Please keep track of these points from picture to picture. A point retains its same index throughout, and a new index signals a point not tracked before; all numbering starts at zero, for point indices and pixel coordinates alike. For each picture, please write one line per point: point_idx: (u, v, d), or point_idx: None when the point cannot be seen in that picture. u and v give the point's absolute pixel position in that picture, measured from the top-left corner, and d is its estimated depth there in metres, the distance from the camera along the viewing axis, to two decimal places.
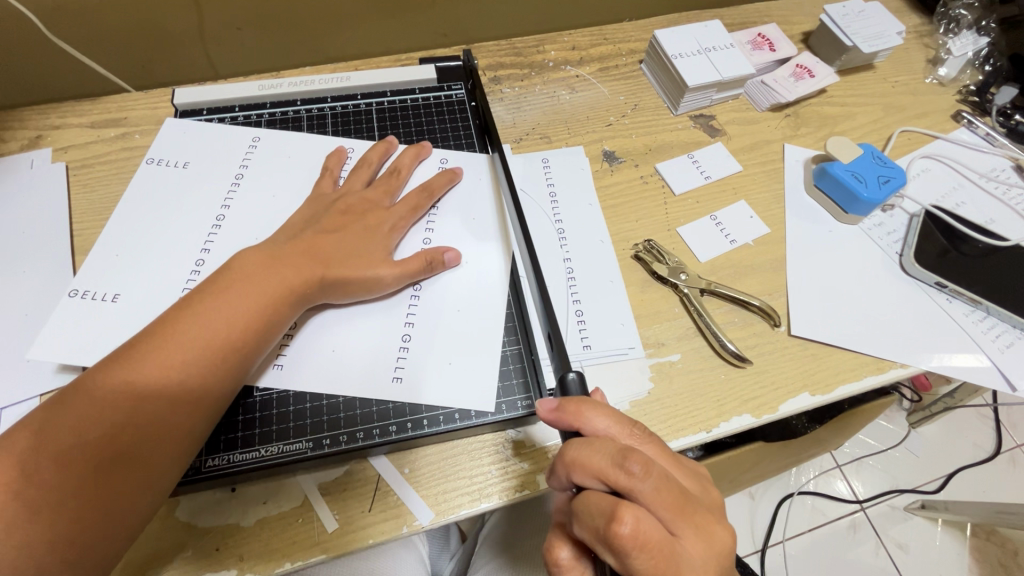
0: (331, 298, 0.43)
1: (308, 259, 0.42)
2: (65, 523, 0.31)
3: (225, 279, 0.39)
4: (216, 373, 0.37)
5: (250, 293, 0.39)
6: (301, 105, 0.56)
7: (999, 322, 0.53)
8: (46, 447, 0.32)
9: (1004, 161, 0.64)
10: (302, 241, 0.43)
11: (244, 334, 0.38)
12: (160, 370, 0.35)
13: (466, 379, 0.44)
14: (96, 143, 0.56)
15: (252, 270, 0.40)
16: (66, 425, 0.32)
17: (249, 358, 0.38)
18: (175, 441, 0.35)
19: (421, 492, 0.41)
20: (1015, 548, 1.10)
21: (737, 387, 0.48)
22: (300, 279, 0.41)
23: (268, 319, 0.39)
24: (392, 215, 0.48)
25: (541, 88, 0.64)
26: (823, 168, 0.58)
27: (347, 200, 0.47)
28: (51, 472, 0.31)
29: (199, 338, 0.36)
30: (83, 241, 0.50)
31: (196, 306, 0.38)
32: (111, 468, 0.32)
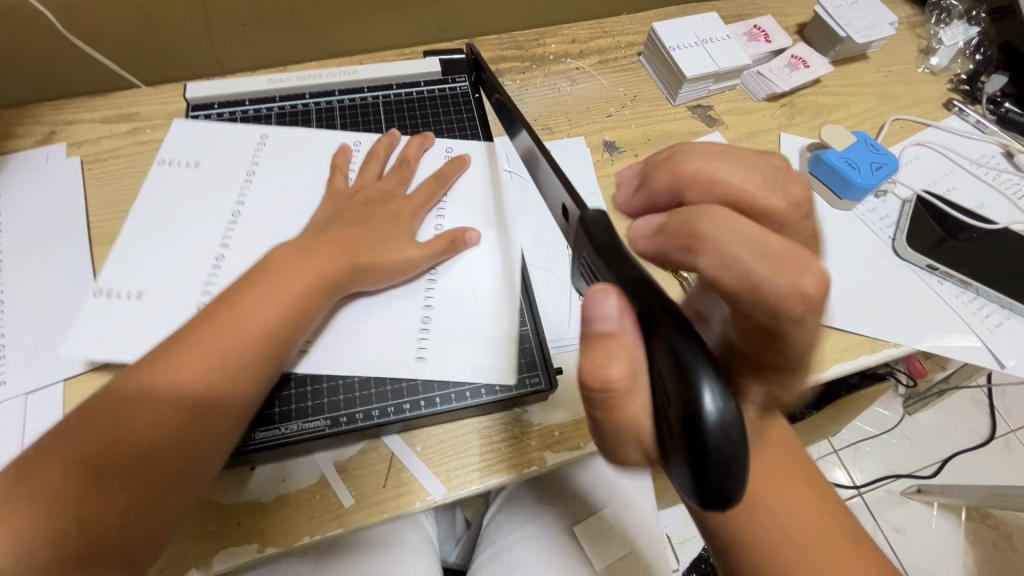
0: (362, 286, 0.45)
1: (338, 248, 0.43)
2: (91, 513, 0.32)
3: (254, 278, 0.40)
4: (241, 371, 0.37)
5: (286, 285, 0.40)
6: (310, 98, 0.57)
7: (988, 302, 0.55)
8: (94, 435, 0.33)
9: (994, 147, 0.66)
10: (332, 232, 0.45)
11: (282, 324, 0.39)
12: (202, 361, 0.36)
13: (477, 359, 0.45)
14: (109, 137, 0.57)
15: (282, 266, 0.41)
16: (98, 417, 0.34)
17: (273, 357, 0.39)
18: (199, 437, 0.35)
19: (433, 468, 0.43)
20: (1009, 530, 1.13)
21: None
22: (332, 269, 0.42)
23: (293, 318, 0.40)
24: (409, 203, 0.50)
25: (542, 81, 0.66)
26: (818, 155, 0.59)
27: (363, 193, 0.49)
28: (99, 460, 0.33)
29: (225, 335, 0.37)
30: (100, 233, 0.52)
31: (226, 305, 0.39)
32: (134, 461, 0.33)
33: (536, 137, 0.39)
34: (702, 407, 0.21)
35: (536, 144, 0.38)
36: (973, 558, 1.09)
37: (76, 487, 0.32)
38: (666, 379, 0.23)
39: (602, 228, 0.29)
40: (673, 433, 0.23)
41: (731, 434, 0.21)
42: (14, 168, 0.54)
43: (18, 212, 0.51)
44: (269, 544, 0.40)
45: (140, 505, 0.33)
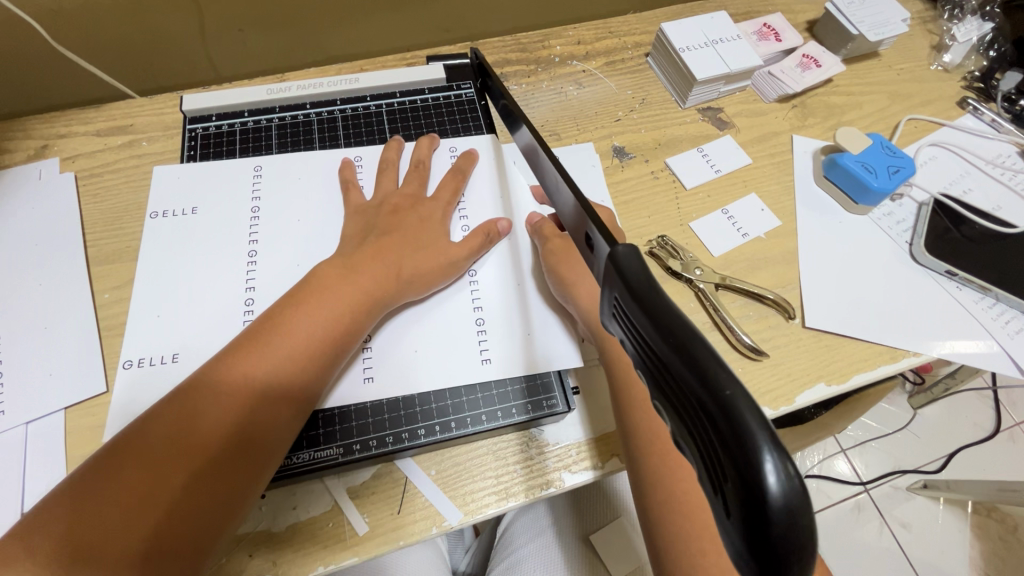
0: (408, 297, 0.44)
1: (380, 262, 0.43)
2: (122, 527, 0.30)
3: (297, 295, 0.40)
4: (282, 390, 0.36)
5: (327, 302, 0.40)
6: (311, 108, 0.55)
7: (1008, 308, 0.54)
8: (136, 454, 0.32)
9: (1009, 146, 0.65)
10: (375, 243, 0.44)
11: (322, 344, 0.38)
12: (245, 380, 0.36)
13: (493, 379, 0.44)
14: (104, 151, 0.55)
15: (326, 279, 0.41)
16: (137, 432, 0.33)
17: (314, 376, 0.38)
18: (238, 457, 0.34)
19: (448, 492, 0.42)
20: (1015, 524, 1.13)
21: (753, 379, 0.49)
22: (378, 286, 0.42)
23: (335, 336, 0.39)
24: (437, 203, 0.49)
25: (548, 84, 0.64)
26: (832, 159, 0.58)
27: (391, 202, 0.48)
28: (140, 480, 0.31)
29: (268, 352, 0.37)
30: (97, 252, 0.50)
31: (269, 322, 0.38)
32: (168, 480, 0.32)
33: (536, 135, 0.39)
34: (762, 477, 0.15)
35: (537, 142, 0.38)
36: (980, 553, 1.10)
37: (112, 498, 0.31)
38: (708, 432, 0.16)
39: (639, 265, 0.22)
40: (718, 513, 0.16)
41: (801, 515, 0.15)
42: (6, 185, 0.52)
43: (12, 231, 0.50)
44: None
45: (173, 529, 0.31)
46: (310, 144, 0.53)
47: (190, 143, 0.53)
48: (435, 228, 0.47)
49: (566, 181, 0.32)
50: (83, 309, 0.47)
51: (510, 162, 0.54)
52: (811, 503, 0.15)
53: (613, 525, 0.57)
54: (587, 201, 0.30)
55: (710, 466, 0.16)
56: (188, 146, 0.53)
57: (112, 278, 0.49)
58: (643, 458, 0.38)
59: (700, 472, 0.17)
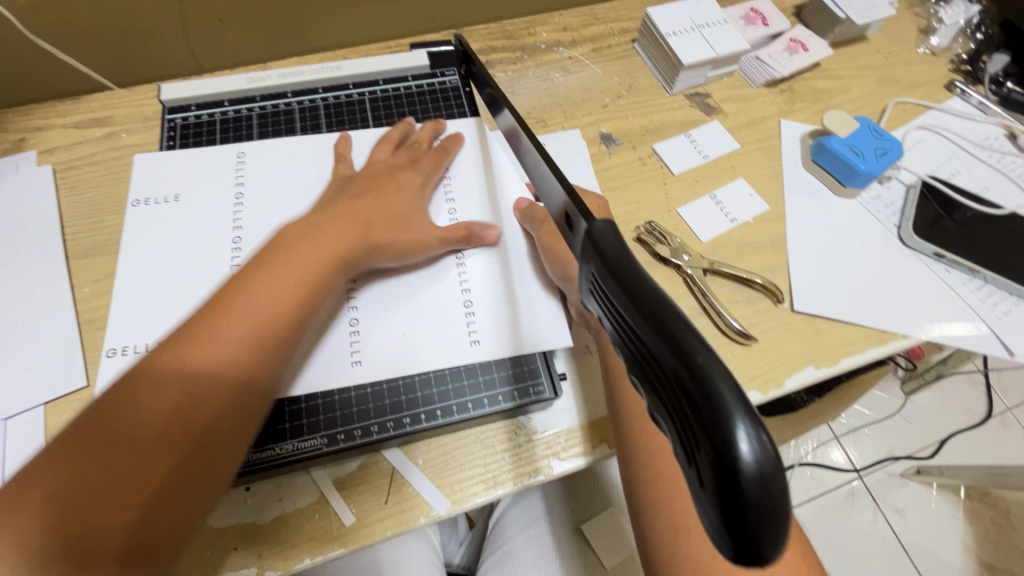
0: (378, 256, 0.43)
1: (349, 221, 0.42)
2: (102, 509, 0.29)
3: (264, 263, 0.38)
4: (255, 368, 0.35)
5: (297, 265, 0.38)
6: (293, 97, 0.54)
7: (996, 289, 0.54)
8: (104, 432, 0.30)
9: (997, 129, 0.65)
10: (340, 206, 0.43)
11: (295, 306, 0.37)
12: (215, 347, 0.34)
13: (479, 366, 0.44)
14: (82, 143, 0.54)
15: (293, 245, 0.39)
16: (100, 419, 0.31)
17: (288, 339, 0.37)
18: (218, 440, 0.33)
19: (436, 481, 0.41)
20: (1007, 508, 1.14)
21: (742, 364, 0.48)
22: (345, 244, 0.40)
23: (308, 298, 0.38)
24: (416, 175, 0.48)
25: (534, 71, 0.64)
26: (820, 142, 0.57)
27: (372, 170, 0.47)
28: (113, 458, 0.30)
29: (238, 328, 0.35)
30: (76, 245, 0.49)
31: (236, 295, 0.36)
32: (143, 471, 0.30)
33: (519, 118, 0.39)
34: (735, 448, 0.14)
35: (518, 124, 0.37)
36: (972, 537, 1.11)
37: (85, 481, 0.29)
38: (682, 404, 0.16)
39: (614, 241, 0.22)
40: (692, 486, 0.16)
41: (775, 487, 0.14)
42: None
43: None
44: (269, 568, 0.38)
45: (156, 520, 0.30)
46: (292, 133, 0.53)
47: (169, 133, 0.52)
48: (413, 203, 0.47)
49: (547, 163, 0.32)
50: (62, 303, 0.46)
51: (496, 148, 0.54)
52: (785, 474, 0.15)
53: (609, 513, 0.57)
54: (568, 181, 0.30)
55: (684, 438, 0.16)
56: (167, 136, 0.52)
57: (91, 271, 0.48)
58: (630, 442, 0.37)
59: (676, 442, 0.17)
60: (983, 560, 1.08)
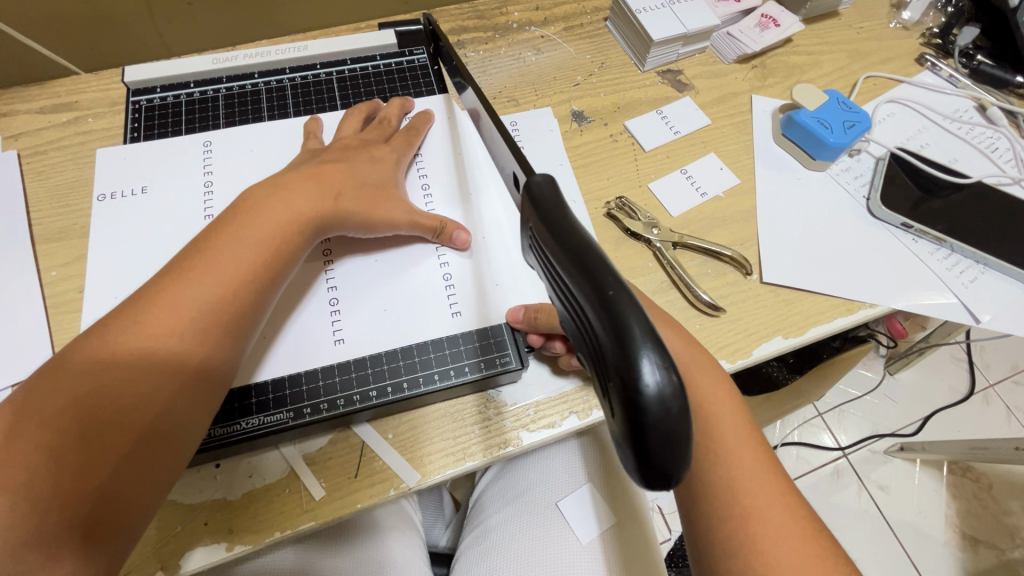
0: (348, 222, 0.42)
1: (315, 182, 0.41)
2: (69, 475, 0.30)
3: (219, 233, 0.37)
4: (217, 338, 0.35)
5: (254, 230, 0.37)
6: (260, 78, 0.54)
7: (963, 258, 0.55)
8: (62, 398, 0.31)
9: (967, 101, 0.65)
10: (307, 169, 0.42)
11: (253, 271, 0.37)
12: (169, 313, 0.34)
13: (458, 336, 0.44)
14: (48, 128, 0.54)
15: (251, 213, 0.38)
16: (66, 397, 0.31)
17: (247, 303, 0.36)
18: (190, 409, 0.34)
19: (405, 455, 0.42)
20: (989, 482, 1.16)
21: (711, 334, 0.49)
22: (309, 207, 0.40)
23: (266, 261, 0.37)
24: (391, 150, 0.48)
25: (505, 51, 0.63)
26: (790, 116, 0.58)
27: (343, 142, 0.47)
28: (74, 424, 0.30)
29: (196, 301, 0.34)
30: (43, 229, 0.49)
31: (190, 268, 0.35)
32: (116, 445, 0.31)
33: (481, 95, 0.38)
34: (642, 380, 0.16)
35: (480, 100, 0.37)
36: (954, 510, 1.13)
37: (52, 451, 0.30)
38: (600, 344, 0.17)
39: (553, 195, 0.22)
40: (615, 423, 0.17)
41: (676, 412, 0.16)
42: None
43: None
44: (239, 542, 0.39)
45: (122, 484, 0.31)
46: (258, 114, 0.52)
47: (134, 116, 0.52)
48: (386, 176, 0.46)
49: (500, 133, 0.32)
50: (30, 286, 0.46)
51: (464, 126, 0.54)
52: (688, 402, 0.17)
53: (584, 491, 0.57)
54: (518, 145, 0.30)
55: (611, 377, 0.17)
56: (132, 119, 0.51)
57: (59, 255, 0.47)
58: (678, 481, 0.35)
59: (610, 387, 0.18)
60: (965, 533, 1.11)
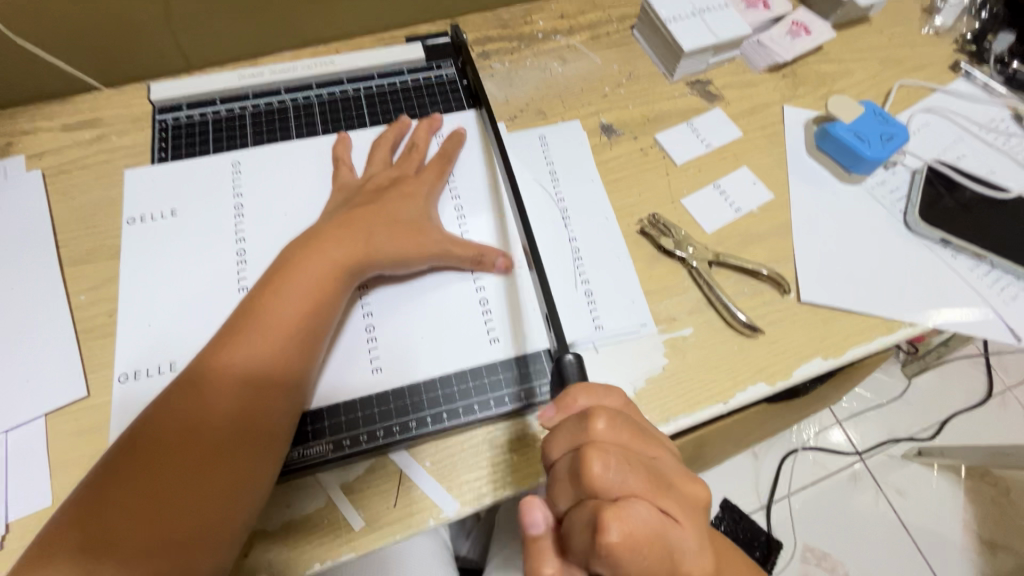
0: (384, 261, 0.42)
1: (348, 227, 0.42)
2: (158, 525, 0.33)
3: (260, 297, 0.39)
4: (274, 389, 0.37)
5: (298, 283, 0.39)
6: (286, 95, 0.53)
7: (1003, 274, 0.54)
8: (145, 455, 0.34)
9: (1003, 110, 0.64)
10: (341, 214, 0.43)
11: (301, 321, 0.38)
12: (229, 369, 0.36)
13: (498, 364, 0.43)
14: (72, 147, 0.53)
15: (294, 265, 0.40)
16: (150, 456, 0.34)
17: (300, 352, 0.38)
18: (256, 457, 0.36)
19: (445, 484, 0.41)
20: (1008, 487, 1.14)
21: (749, 355, 0.48)
22: (344, 253, 0.41)
23: (311, 310, 0.39)
24: (422, 181, 0.47)
25: (531, 61, 0.62)
26: (824, 129, 0.57)
27: (374, 180, 0.47)
28: (156, 479, 0.33)
29: (253, 356, 0.37)
30: (70, 251, 0.48)
31: (237, 336, 0.37)
32: (195, 495, 0.34)
33: None
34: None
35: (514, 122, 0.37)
36: (972, 515, 1.12)
37: (140, 503, 0.33)
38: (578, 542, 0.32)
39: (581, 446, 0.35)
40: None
41: None
42: None
43: None
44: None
45: (203, 530, 0.33)
46: (286, 133, 0.51)
47: (160, 134, 0.51)
48: (420, 209, 0.46)
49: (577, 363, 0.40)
50: (60, 311, 0.45)
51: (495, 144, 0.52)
52: None
53: None
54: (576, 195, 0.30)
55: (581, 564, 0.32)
56: (158, 138, 0.51)
57: (88, 278, 0.47)
58: None
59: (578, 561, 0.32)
60: (983, 538, 1.10)
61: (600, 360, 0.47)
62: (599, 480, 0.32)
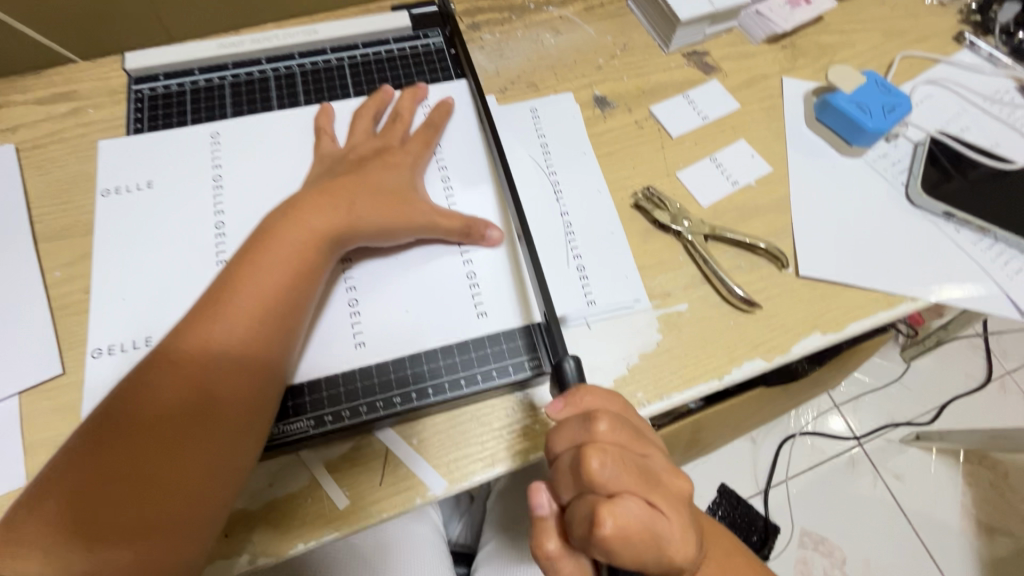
0: (367, 232, 0.41)
1: (330, 196, 0.40)
2: (134, 502, 0.31)
3: (237, 269, 0.37)
4: (253, 363, 0.35)
5: (277, 253, 0.37)
6: (267, 64, 0.51)
7: (1007, 248, 0.52)
8: (117, 431, 0.32)
9: (1007, 82, 0.62)
10: (322, 183, 0.41)
11: (281, 292, 0.37)
12: (204, 342, 0.35)
13: (486, 338, 0.42)
14: (47, 120, 0.51)
15: (273, 235, 0.38)
16: (121, 433, 0.32)
17: (280, 324, 0.37)
18: (236, 433, 0.34)
19: (432, 462, 0.40)
20: (1006, 471, 1.14)
21: (745, 331, 0.47)
22: (325, 222, 0.39)
23: (292, 281, 0.37)
24: (407, 152, 0.46)
25: (523, 32, 0.60)
26: (825, 99, 0.55)
27: (358, 150, 0.45)
28: (129, 456, 0.32)
29: (230, 329, 0.35)
30: (45, 227, 0.46)
31: (214, 308, 0.36)
32: (172, 471, 0.32)
33: None
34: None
35: None
36: (971, 499, 1.11)
37: (115, 480, 0.32)
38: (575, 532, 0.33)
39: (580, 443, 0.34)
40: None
41: None
42: None
43: None
44: (261, 555, 0.37)
45: (182, 506, 0.32)
46: (267, 103, 0.49)
47: (136, 104, 0.49)
48: (406, 179, 0.44)
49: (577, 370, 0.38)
50: (34, 288, 0.44)
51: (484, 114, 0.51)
52: None
53: None
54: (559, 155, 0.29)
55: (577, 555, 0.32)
56: (134, 108, 0.49)
57: (63, 254, 0.45)
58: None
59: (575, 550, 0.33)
60: (980, 522, 1.09)
61: (592, 336, 0.46)
62: (596, 476, 0.32)
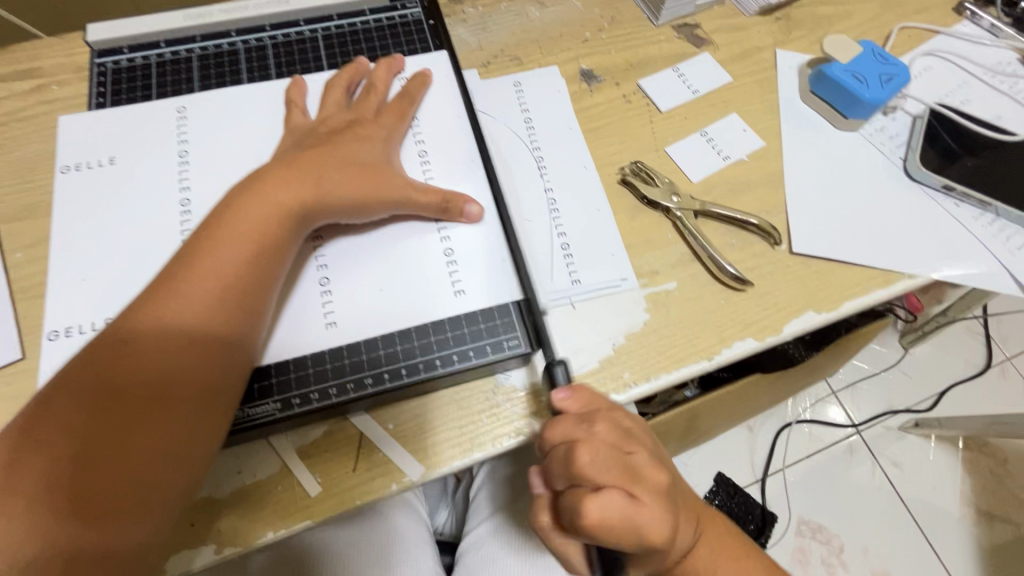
0: (335, 205, 0.39)
1: (296, 168, 0.38)
2: (84, 486, 0.30)
3: (197, 245, 0.35)
4: (213, 342, 0.34)
5: (238, 227, 0.36)
6: (237, 36, 0.49)
7: (1009, 223, 0.50)
8: (67, 413, 0.31)
9: (1009, 53, 0.60)
10: (289, 156, 0.40)
11: (243, 268, 0.35)
12: (160, 320, 0.33)
13: (463, 317, 0.40)
14: (9, 98, 0.49)
15: (235, 208, 0.36)
16: (72, 414, 0.31)
17: (242, 302, 0.35)
18: (195, 415, 0.32)
19: (408, 447, 0.38)
20: (1006, 457, 1.12)
21: (737, 310, 0.45)
22: (290, 195, 0.37)
23: (254, 256, 0.36)
24: (381, 125, 0.44)
25: (506, 5, 0.58)
26: (819, 70, 0.53)
27: (330, 124, 0.43)
28: (80, 438, 0.30)
29: (187, 306, 0.33)
30: (5, 207, 0.44)
31: (171, 285, 0.34)
32: (126, 455, 0.31)
33: None
34: None
35: None
36: (970, 486, 1.10)
37: (64, 462, 0.30)
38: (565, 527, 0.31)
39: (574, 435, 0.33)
40: None
41: None
42: None
43: None
44: (229, 544, 0.35)
45: (138, 491, 0.31)
46: (236, 77, 0.47)
47: (99, 78, 0.47)
48: (379, 151, 0.42)
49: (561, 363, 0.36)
50: None
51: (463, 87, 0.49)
52: None
53: None
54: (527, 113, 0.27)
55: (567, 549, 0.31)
56: (97, 82, 0.47)
57: (25, 235, 0.43)
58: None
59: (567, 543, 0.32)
60: (980, 509, 1.08)
61: (576, 316, 0.44)
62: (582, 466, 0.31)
